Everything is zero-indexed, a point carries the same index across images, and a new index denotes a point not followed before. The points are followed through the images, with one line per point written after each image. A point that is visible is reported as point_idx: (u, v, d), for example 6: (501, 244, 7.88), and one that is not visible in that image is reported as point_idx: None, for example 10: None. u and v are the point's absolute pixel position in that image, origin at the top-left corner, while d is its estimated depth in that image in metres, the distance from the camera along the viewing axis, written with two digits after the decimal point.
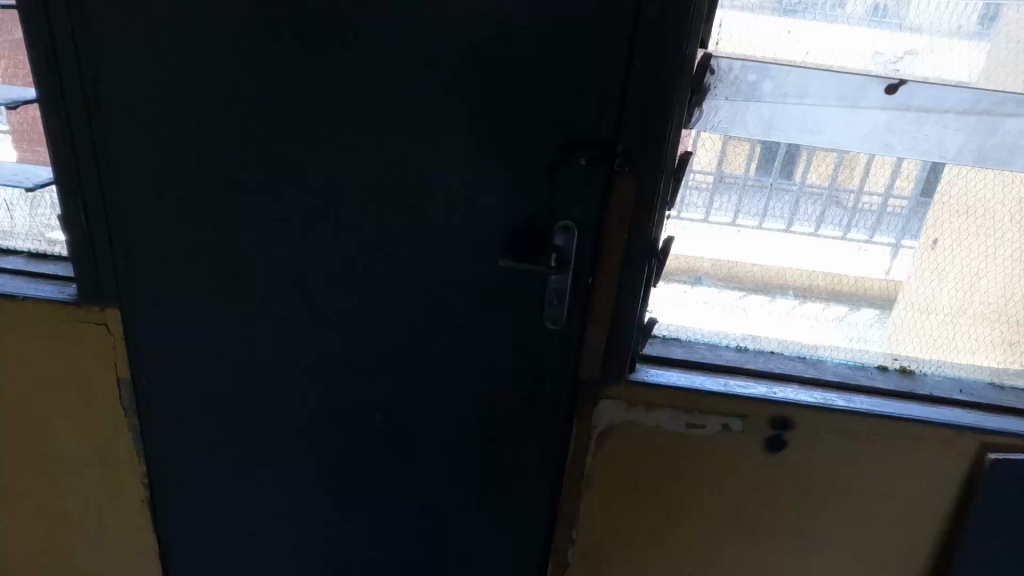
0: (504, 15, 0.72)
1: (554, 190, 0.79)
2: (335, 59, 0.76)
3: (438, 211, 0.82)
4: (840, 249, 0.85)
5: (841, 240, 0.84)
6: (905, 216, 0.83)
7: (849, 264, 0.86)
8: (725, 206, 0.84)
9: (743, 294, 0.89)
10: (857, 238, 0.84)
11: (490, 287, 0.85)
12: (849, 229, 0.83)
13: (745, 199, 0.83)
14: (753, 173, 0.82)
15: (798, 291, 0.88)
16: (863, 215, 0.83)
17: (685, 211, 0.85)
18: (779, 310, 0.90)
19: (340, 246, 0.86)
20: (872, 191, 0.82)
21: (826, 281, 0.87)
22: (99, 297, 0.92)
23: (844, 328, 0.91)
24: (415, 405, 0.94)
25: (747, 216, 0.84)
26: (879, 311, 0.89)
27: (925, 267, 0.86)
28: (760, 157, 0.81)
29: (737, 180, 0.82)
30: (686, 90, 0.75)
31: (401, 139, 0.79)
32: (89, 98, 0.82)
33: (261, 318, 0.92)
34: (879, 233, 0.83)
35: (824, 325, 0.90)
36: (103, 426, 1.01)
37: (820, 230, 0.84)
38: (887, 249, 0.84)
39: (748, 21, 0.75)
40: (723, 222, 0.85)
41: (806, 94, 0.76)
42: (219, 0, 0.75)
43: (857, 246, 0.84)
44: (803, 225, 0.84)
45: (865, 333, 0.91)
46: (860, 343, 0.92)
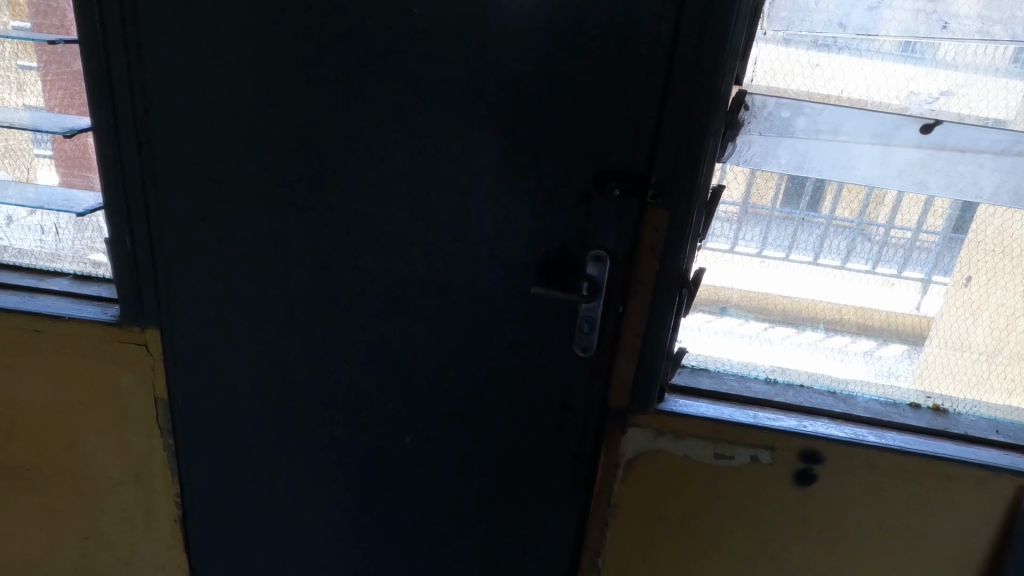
0: (544, 51, 0.74)
1: (588, 220, 0.81)
2: (379, 92, 0.79)
3: (474, 240, 0.84)
4: (868, 283, 0.85)
5: (870, 274, 0.84)
6: (936, 252, 0.83)
7: (878, 298, 0.86)
8: (752, 238, 0.85)
9: (770, 326, 0.90)
10: (886, 272, 0.84)
11: (522, 314, 0.87)
12: (878, 263, 0.84)
13: (772, 231, 0.84)
14: (780, 207, 0.83)
15: (827, 324, 0.88)
16: (891, 249, 0.83)
17: (712, 241, 0.86)
18: (806, 341, 0.90)
19: (376, 272, 0.88)
20: (903, 226, 0.82)
21: (854, 315, 0.87)
22: (140, 316, 0.95)
23: (873, 364, 0.91)
24: (444, 431, 0.95)
25: (773, 247, 0.85)
26: (908, 347, 0.89)
27: (957, 305, 0.86)
28: (788, 191, 0.82)
29: (764, 213, 0.83)
30: (720, 125, 0.76)
31: (439, 169, 0.81)
32: (140, 126, 0.85)
33: (297, 341, 0.94)
34: (909, 268, 0.84)
35: (853, 360, 0.90)
36: (138, 444, 1.03)
37: (848, 263, 0.85)
38: (917, 284, 0.84)
39: (783, 58, 0.76)
40: (749, 253, 0.86)
41: (839, 131, 0.78)
42: (270, 33, 0.78)
43: (885, 281, 0.85)
44: (830, 258, 0.84)
45: (894, 368, 0.91)
46: (890, 379, 0.92)
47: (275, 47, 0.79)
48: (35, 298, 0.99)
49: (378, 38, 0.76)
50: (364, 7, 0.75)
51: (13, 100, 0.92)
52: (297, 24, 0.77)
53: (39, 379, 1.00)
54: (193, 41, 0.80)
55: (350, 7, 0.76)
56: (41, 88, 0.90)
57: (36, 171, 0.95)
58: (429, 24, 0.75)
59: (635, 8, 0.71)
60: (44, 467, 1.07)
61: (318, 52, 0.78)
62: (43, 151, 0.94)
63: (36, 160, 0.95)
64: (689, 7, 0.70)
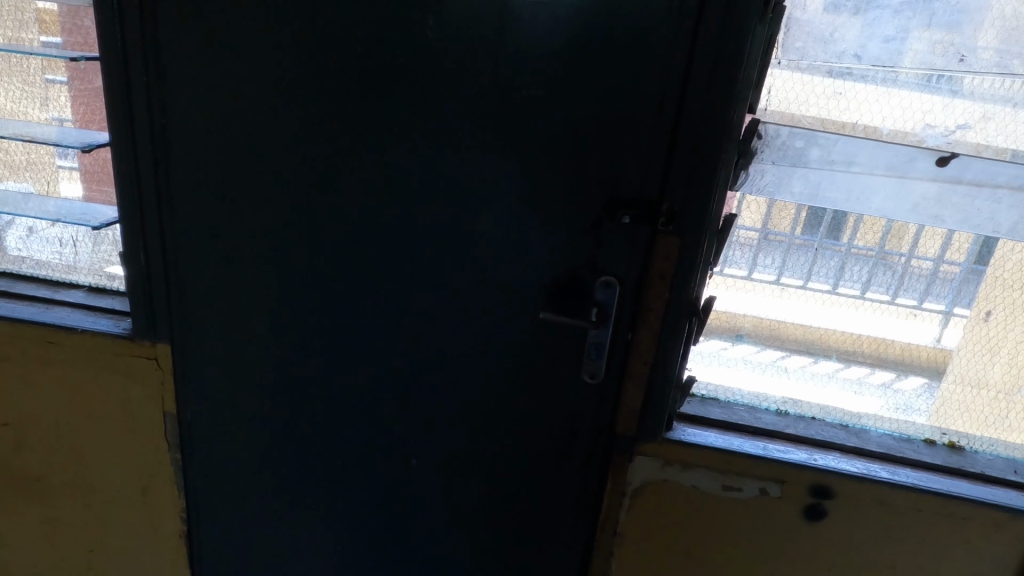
0: (556, 76, 0.74)
1: (598, 246, 0.81)
2: (392, 113, 0.79)
3: (484, 263, 0.84)
4: (887, 313, 0.83)
5: (890, 304, 0.83)
6: (958, 283, 0.81)
7: (896, 330, 0.84)
8: (770, 265, 0.84)
9: (785, 355, 0.89)
10: (907, 303, 0.83)
11: (530, 338, 0.86)
12: (898, 293, 0.82)
13: (790, 258, 0.83)
14: (800, 234, 0.82)
15: (841, 355, 0.87)
16: (912, 279, 0.82)
17: (728, 267, 0.85)
18: (821, 372, 0.89)
19: (386, 291, 0.88)
20: (922, 257, 0.80)
21: (870, 346, 0.86)
22: (152, 331, 0.95)
23: (889, 397, 0.89)
24: (449, 453, 0.95)
25: (792, 274, 0.84)
26: (927, 381, 0.87)
27: (977, 340, 0.84)
28: (806, 221, 0.81)
29: (784, 239, 0.82)
30: (733, 153, 0.75)
31: (450, 192, 0.82)
32: (157, 143, 0.86)
33: (306, 360, 0.94)
34: (930, 299, 0.82)
35: (867, 392, 0.89)
36: (145, 458, 1.03)
37: (867, 293, 0.83)
38: (937, 317, 0.83)
39: (798, 88, 0.76)
40: (768, 280, 0.85)
41: (854, 162, 0.77)
42: (286, 54, 0.79)
43: (905, 312, 0.83)
44: (850, 287, 0.83)
45: (912, 403, 0.89)
46: (905, 413, 0.90)
47: (291, 67, 0.80)
48: (50, 310, 1.00)
49: (392, 60, 0.77)
50: (380, 30, 0.76)
51: (37, 115, 0.94)
52: (314, 46, 0.78)
53: (50, 389, 1.01)
54: (211, 61, 0.81)
55: (365, 30, 0.76)
56: (66, 104, 0.92)
57: (59, 184, 0.97)
58: (443, 48, 0.76)
59: (647, 35, 0.71)
60: (53, 478, 1.07)
61: (332, 73, 0.79)
62: (67, 164, 0.96)
63: (59, 173, 0.97)
64: (703, 37, 0.70)
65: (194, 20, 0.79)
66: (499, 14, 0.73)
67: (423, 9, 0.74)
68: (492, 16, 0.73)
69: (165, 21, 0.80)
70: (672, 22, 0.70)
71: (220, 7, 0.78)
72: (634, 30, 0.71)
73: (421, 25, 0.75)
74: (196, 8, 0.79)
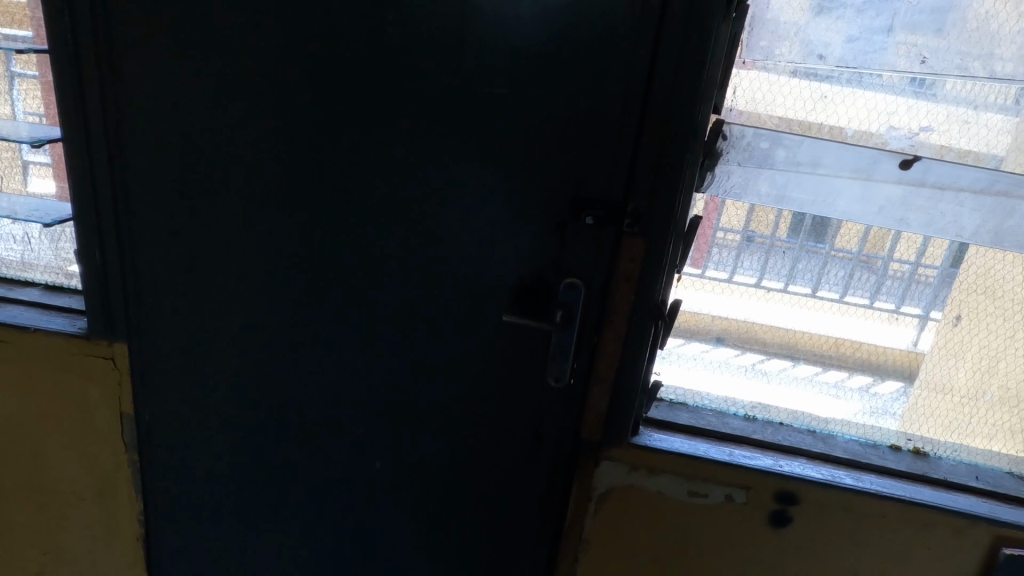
0: (517, 75, 0.73)
1: (562, 248, 0.79)
2: (352, 110, 0.78)
3: (447, 263, 0.82)
4: (868, 318, 0.82)
5: (869, 308, 0.81)
6: (935, 286, 0.80)
7: (876, 333, 0.83)
8: (751, 267, 0.83)
9: (765, 358, 0.87)
10: (886, 307, 0.81)
11: (495, 342, 0.85)
12: (876, 297, 0.81)
13: (771, 260, 0.82)
14: (782, 235, 0.81)
15: (813, 359, 0.86)
16: (890, 282, 0.80)
17: (711, 269, 0.84)
18: (801, 375, 0.87)
19: (347, 292, 0.86)
20: (903, 258, 0.79)
21: (841, 350, 0.84)
22: (108, 332, 0.93)
23: (868, 400, 0.88)
24: (412, 456, 0.93)
25: (773, 277, 0.83)
26: (905, 385, 0.86)
27: (947, 343, 0.84)
28: (790, 221, 0.80)
29: (766, 241, 0.81)
30: (698, 154, 0.74)
31: (411, 192, 0.80)
32: (112, 139, 0.84)
33: (268, 362, 0.92)
34: (908, 303, 0.80)
35: (848, 395, 0.87)
36: (102, 461, 1.01)
37: (846, 296, 0.81)
38: (915, 321, 0.82)
39: (764, 84, 0.75)
40: (749, 283, 0.83)
41: (819, 163, 0.76)
42: (242, 50, 0.77)
43: (886, 316, 0.81)
44: (829, 290, 0.82)
45: (889, 407, 0.88)
46: (877, 418, 0.89)
47: (248, 62, 0.78)
48: (3, 309, 0.97)
49: (350, 57, 0.75)
50: (338, 25, 0.74)
51: None
52: (271, 39, 0.76)
53: (4, 390, 0.99)
54: (166, 55, 0.79)
55: (324, 27, 0.75)
56: (36, 99, 0.89)
57: (27, 179, 0.94)
58: (402, 45, 0.74)
59: (610, 35, 0.70)
60: (7, 480, 1.05)
61: (290, 70, 0.77)
62: (37, 159, 0.93)
63: (28, 169, 0.93)
64: (665, 38, 0.69)
65: (148, 12, 0.77)
66: (460, 9, 0.71)
67: (381, 6, 0.73)
68: (452, 12, 0.71)
69: (119, 14, 0.78)
70: (634, 20, 0.69)
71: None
72: (596, 30, 0.70)
73: (381, 19, 0.73)
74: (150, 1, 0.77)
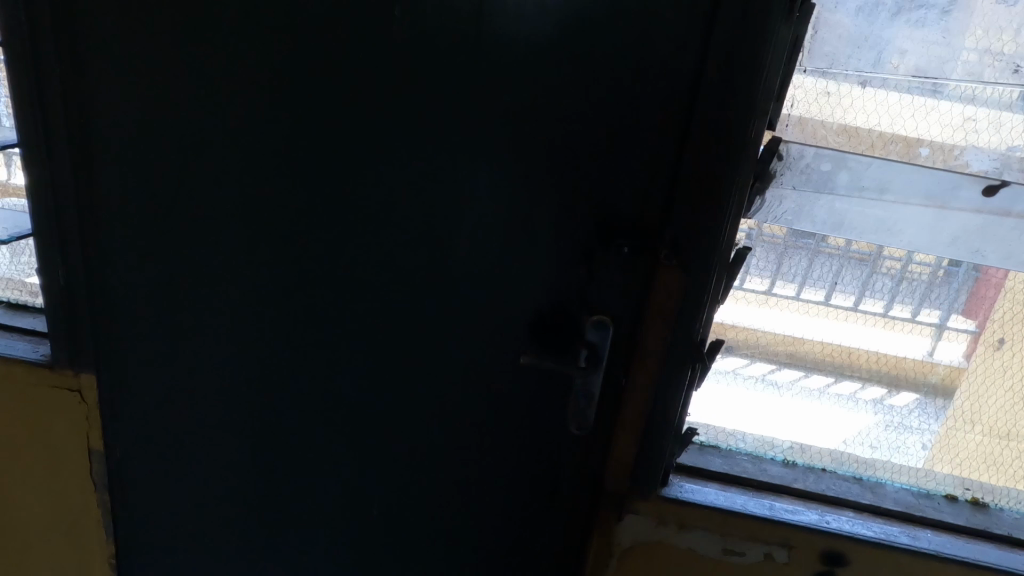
0: (543, 83, 0.63)
1: (589, 280, 0.69)
2: (358, 119, 0.68)
3: (458, 292, 0.73)
4: (878, 326, 0.73)
5: (883, 316, 0.73)
6: (956, 287, 0.71)
7: (890, 344, 0.74)
8: (762, 269, 0.73)
9: (775, 368, 0.77)
10: (900, 314, 0.72)
11: (509, 381, 0.75)
12: (893, 301, 0.72)
13: (785, 261, 0.72)
14: (793, 235, 0.71)
15: (829, 368, 0.76)
16: (909, 284, 0.71)
17: None
18: (813, 387, 0.78)
19: (344, 320, 0.77)
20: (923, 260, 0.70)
21: (861, 360, 0.75)
22: (74, 361, 0.83)
23: (881, 413, 0.78)
24: (414, 501, 0.83)
25: (785, 282, 0.73)
26: (919, 397, 0.76)
27: (985, 369, 0.75)
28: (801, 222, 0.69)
29: (778, 241, 0.71)
30: (747, 178, 0.64)
31: (418, 212, 0.70)
32: (77, 145, 0.73)
33: (254, 395, 0.82)
34: (925, 308, 0.72)
35: (861, 409, 0.78)
36: (69, 500, 0.90)
37: (861, 303, 0.73)
38: (930, 330, 0.72)
39: (826, 98, 0.65)
40: (759, 288, 0.74)
41: (887, 189, 0.66)
42: (227, 49, 0.67)
43: (896, 324, 0.73)
44: (843, 297, 0.73)
45: (906, 420, 0.78)
46: (901, 434, 0.79)
47: (241, 63, 0.68)
48: None
49: (350, 59, 0.66)
50: (346, 23, 0.64)
51: None
52: (267, 37, 0.66)
53: None
54: (148, 53, 0.69)
55: (320, 25, 0.65)
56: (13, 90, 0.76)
57: (10, 172, 0.82)
58: (410, 46, 0.64)
59: (652, 39, 0.61)
60: None
61: (280, 73, 0.67)
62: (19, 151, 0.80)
63: (12, 162, 0.82)
64: (715, 44, 0.60)
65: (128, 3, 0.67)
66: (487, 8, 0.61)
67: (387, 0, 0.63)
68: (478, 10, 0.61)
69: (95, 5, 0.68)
70: (681, 22, 0.60)
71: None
72: (636, 33, 0.61)
73: (395, 16, 0.63)
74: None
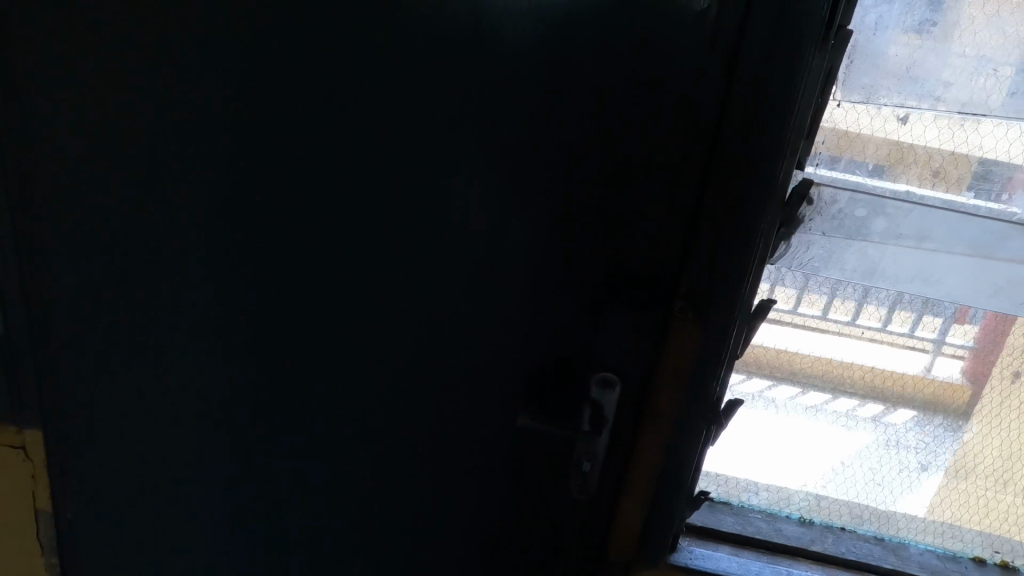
0: (548, 119, 0.58)
1: (596, 332, 0.63)
2: (341, 156, 0.61)
3: (450, 342, 0.67)
4: (873, 341, 0.66)
5: (879, 331, 0.65)
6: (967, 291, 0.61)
7: (885, 359, 0.67)
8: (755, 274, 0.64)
9: (769, 384, 0.70)
10: (897, 330, 0.65)
11: (507, 435, 0.69)
12: (894, 308, 0.64)
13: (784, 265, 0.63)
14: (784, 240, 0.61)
15: (823, 383, 0.69)
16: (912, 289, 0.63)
17: None
18: (806, 404, 0.71)
19: (325, 368, 0.70)
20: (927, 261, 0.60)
21: (856, 376, 0.68)
22: (18, 417, 0.74)
23: (879, 432, 0.71)
24: (401, 557, 0.78)
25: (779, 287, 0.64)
26: (917, 416, 0.69)
27: (996, 403, 0.68)
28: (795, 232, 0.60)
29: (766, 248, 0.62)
30: (772, 222, 0.57)
31: (407, 255, 0.64)
32: (25, 180, 0.66)
33: (224, 447, 0.75)
34: (925, 319, 0.64)
35: (857, 428, 0.71)
36: (10, 567, 0.81)
37: (859, 315, 0.65)
38: (929, 346, 0.65)
39: (859, 133, 0.58)
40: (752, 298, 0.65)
41: (926, 238, 0.60)
42: (194, 77, 0.60)
43: (892, 339, 0.66)
44: (840, 309, 0.65)
45: (903, 438, 0.71)
46: (901, 458, 0.72)
47: (213, 92, 0.61)
48: None
49: (334, 89, 0.59)
50: (335, 46, 0.58)
51: None
52: (243, 59, 0.59)
53: None
54: (107, 76, 0.61)
55: (300, 53, 0.58)
56: None
57: None
58: (400, 77, 0.58)
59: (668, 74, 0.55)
60: None
61: (256, 105, 0.61)
62: None
63: None
64: (739, 80, 0.53)
65: (83, 20, 0.60)
66: (494, 32, 0.55)
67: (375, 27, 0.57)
68: (484, 34, 0.56)
69: (46, 22, 0.60)
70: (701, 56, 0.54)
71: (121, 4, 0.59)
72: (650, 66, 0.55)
73: (383, 44, 0.57)
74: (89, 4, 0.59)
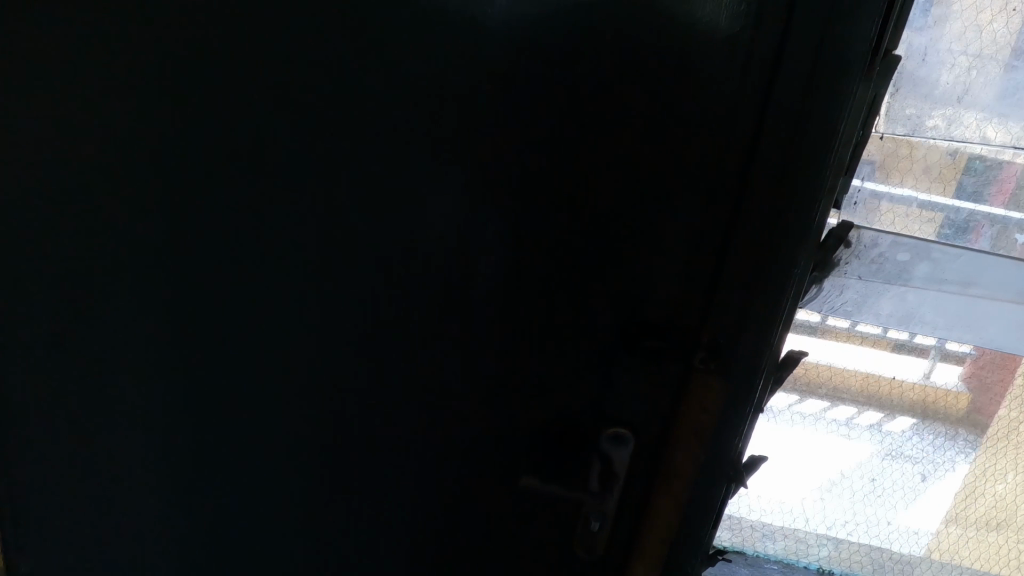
0: (555, 157, 0.53)
1: (608, 386, 0.58)
2: (329, 191, 0.57)
3: (444, 394, 0.61)
4: (879, 353, 0.67)
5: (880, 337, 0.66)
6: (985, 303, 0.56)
7: (881, 365, 0.69)
8: None
9: (798, 397, 0.73)
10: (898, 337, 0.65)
11: (505, 494, 0.63)
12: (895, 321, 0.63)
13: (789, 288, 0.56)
14: None
15: (829, 392, 0.72)
16: None
17: None
18: (808, 413, 0.74)
19: (307, 419, 0.64)
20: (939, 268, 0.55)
21: (856, 384, 0.71)
22: None
23: (879, 441, 0.74)
24: None
25: None
26: (917, 421, 0.72)
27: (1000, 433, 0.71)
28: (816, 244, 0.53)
29: None
30: (806, 268, 0.49)
31: (399, 299, 0.59)
32: None
33: (197, 501, 0.69)
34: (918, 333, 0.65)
35: (860, 437, 0.74)
36: None
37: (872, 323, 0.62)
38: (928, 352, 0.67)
39: (904, 165, 0.57)
40: None
41: (973, 284, 0.56)
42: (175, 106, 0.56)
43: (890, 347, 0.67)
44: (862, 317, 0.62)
45: (903, 446, 0.74)
46: (901, 468, 0.75)
47: (195, 121, 0.56)
48: None
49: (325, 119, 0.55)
50: (328, 59, 0.53)
51: None
52: (229, 69, 0.54)
53: None
54: (84, 89, 0.57)
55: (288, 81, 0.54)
56: None
57: None
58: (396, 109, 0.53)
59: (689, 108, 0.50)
60: None
61: (240, 136, 0.56)
62: None
63: None
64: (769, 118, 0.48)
65: (62, 37, 0.56)
66: (503, 47, 0.50)
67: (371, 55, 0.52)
68: (491, 50, 0.51)
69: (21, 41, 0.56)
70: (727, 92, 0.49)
71: (102, 6, 0.54)
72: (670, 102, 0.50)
73: (378, 73, 0.53)
74: (68, 5, 0.55)
